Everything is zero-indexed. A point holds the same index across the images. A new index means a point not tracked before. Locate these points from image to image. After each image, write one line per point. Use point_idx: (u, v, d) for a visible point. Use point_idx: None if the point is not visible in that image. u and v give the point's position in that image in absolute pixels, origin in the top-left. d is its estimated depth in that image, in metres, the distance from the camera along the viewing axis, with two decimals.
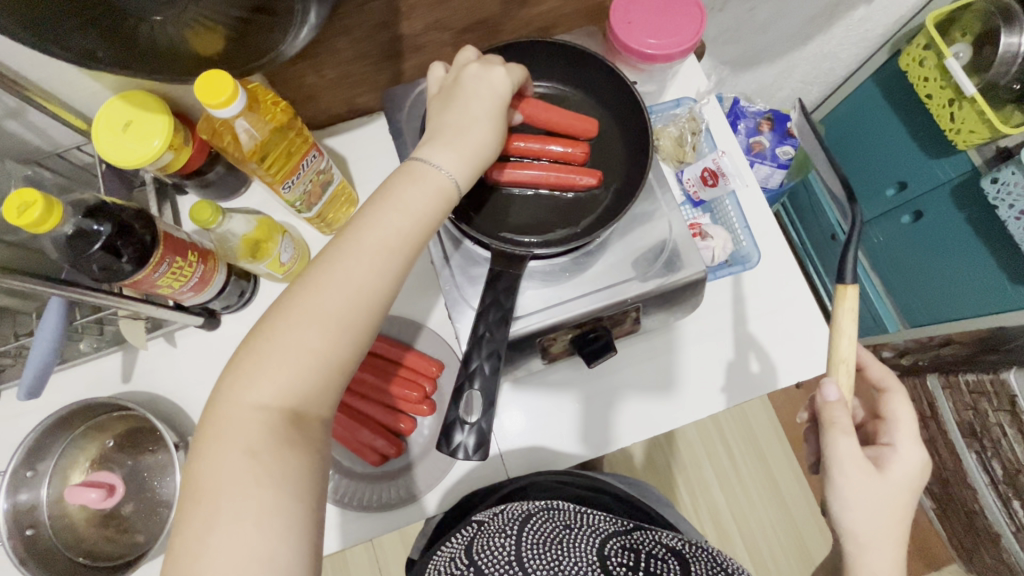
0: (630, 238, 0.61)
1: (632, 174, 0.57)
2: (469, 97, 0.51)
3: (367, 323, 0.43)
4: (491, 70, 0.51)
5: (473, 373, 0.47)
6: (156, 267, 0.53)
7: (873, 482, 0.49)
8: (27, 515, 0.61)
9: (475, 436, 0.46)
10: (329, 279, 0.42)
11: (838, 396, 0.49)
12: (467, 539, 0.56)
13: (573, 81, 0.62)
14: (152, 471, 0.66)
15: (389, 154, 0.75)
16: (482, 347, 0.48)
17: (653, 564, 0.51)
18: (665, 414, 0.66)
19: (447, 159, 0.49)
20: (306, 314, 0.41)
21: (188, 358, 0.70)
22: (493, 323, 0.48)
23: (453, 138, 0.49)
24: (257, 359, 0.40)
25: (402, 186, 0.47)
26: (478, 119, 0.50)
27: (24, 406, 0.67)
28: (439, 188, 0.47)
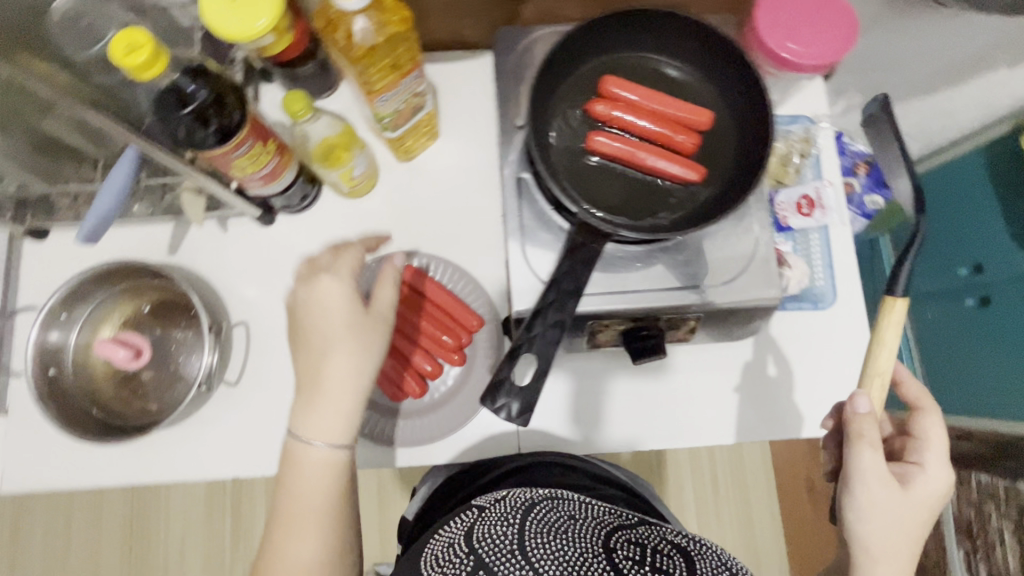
0: (712, 245, 0.58)
1: (739, 181, 0.53)
2: (334, 273, 0.52)
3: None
4: (320, 281, 0.52)
5: (534, 337, 0.44)
6: (237, 147, 0.51)
7: (896, 504, 0.48)
8: (53, 354, 0.62)
9: (521, 401, 0.43)
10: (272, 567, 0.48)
11: (869, 410, 0.50)
12: (466, 525, 0.52)
13: (706, 69, 0.57)
14: (177, 346, 0.66)
15: (480, 94, 0.72)
16: (548, 314, 0.45)
17: (659, 560, 0.49)
18: (670, 416, 0.65)
19: (317, 429, 0.49)
20: (298, 486, 0.49)
21: (236, 246, 0.69)
22: (565, 293, 0.45)
23: (307, 405, 0.50)
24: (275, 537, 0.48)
25: (297, 473, 0.49)
26: (327, 355, 0.51)
27: (71, 248, 0.68)
28: (325, 454, 0.50)
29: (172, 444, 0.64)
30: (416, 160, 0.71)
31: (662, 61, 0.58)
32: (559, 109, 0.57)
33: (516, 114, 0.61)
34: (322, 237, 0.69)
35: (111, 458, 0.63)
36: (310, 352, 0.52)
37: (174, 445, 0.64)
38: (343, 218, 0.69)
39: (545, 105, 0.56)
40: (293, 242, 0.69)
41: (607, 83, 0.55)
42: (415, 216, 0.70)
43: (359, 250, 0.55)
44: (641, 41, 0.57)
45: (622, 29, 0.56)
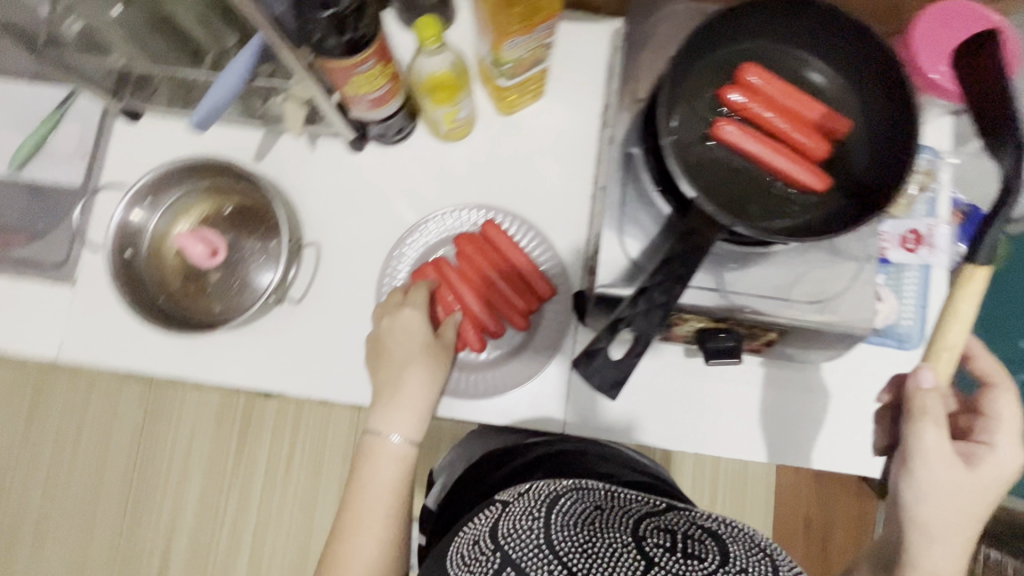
0: (814, 261, 0.55)
1: (864, 200, 0.50)
2: (400, 347, 0.58)
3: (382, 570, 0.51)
4: (402, 313, 0.58)
5: (637, 313, 0.42)
6: (361, 63, 0.50)
7: (959, 481, 0.47)
8: (132, 236, 0.63)
9: (614, 375, 0.42)
10: (341, 554, 0.50)
11: (933, 383, 0.47)
12: (491, 520, 0.50)
13: (853, 77, 0.54)
14: (249, 254, 0.66)
15: (594, 62, 0.69)
16: (658, 291, 0.43)
17: (691, 547, 0.45)
18: (701, 416, 0.65)
19: (396, 424, 0.54)
20: (374, 472, 0.53)
21: (321, 166, 0.68)
22: (676, 274, 0.43)
23: (385, 408, 0.55)
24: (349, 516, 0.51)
25: (372, 465, 0.53)
26: (408, 367, 0.56)
27: (162, 136, 0.68)
28: (400, 449, 0.54)
29: (230, 347, 0.65)
30: (515, 116, 0.69)
31: (806, 60, 0.55)
32: (689, 90, 0.54)
33: (639, 88, 0.58)
34: (408, 174, 0.68)
35: (169, 349, 0.65)
36: (391, 366, 0.57)
37: (231, 349, 0.65)
38: (432, 160, 0.68)
39: (679, 82, 0.53)
40: (378, 174, 0.68)
41: (745, 70, 0.52)
42: (504, 173, 0.68)
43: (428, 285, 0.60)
44: (789, 34, 0.54)
45: (775, 17, 0.53)
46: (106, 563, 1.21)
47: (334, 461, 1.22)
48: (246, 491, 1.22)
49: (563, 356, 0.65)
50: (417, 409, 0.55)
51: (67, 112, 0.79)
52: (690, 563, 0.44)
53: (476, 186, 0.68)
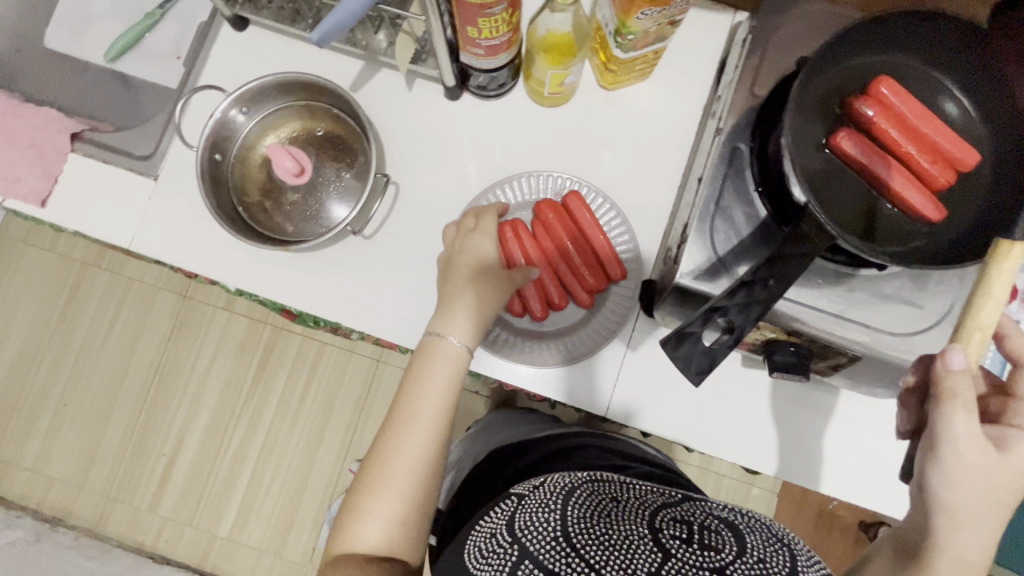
0: (909, 293, 0.53)
1: (978, 241, 0.48)
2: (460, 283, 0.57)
3: (428, 467, 0.50)
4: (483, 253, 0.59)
5: (736, 302, 0.42)
6: (493, 6, 0.49)
7: (989, 466, 0.45)
8: (223, 140, 0.63)
9: (704, 359, 0.42)
10: (392, 442, 0.50)
11: (964, 365, 0.44)
12: (507, 514, 0.47)
13: (994, 110, 0.51)
14: (331, 180, 0.66)
15: (708, 53, 0.67)
16: (764, 285, 0.42)
17: (708, 538, 0.42)
18: (725, 423, 0.65)
19: (455, 326, 0.55)
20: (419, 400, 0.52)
21: (413, 107, 0.68)
22: (785, 269, 0.42)
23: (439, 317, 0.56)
24: (389, 440, 0.50)
25: (428, 363, 0.54)
26: (467, 287, 0.57)
27: (266, 49, 0.68)
28: (456, 351, 0.54)
29: (294, 267, 0.65)
30: (617, 93, 0.67)
31: (947, 86, 0.52)
32: (815, 95, 0.52)
33: (758, 83, 0.56)
34: (497, 130, 0.67)
35: (235, 257, 0.65)
36: (451, 288, 0.57)
37: (295, 269, 0.66)
38: (523, 122, 0.67)
39: (807, 84, 0.51)
40: (469, 126, 0.67)
41: (881, 83, 0.49)
42: (593, 149, 0.67)
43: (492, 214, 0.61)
44: (932, 53, 0.52)
45: (925, 33, 0.50)
46: (116, 454, 1.25)
47: (348, 403, 1.24)
48: (258, 415, 1.24)
49: (619, 340, 0.64)
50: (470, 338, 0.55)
51: (171, 11, 0.80)
52: (708, 554, 0.41)
53: (563, 156, 0.67)
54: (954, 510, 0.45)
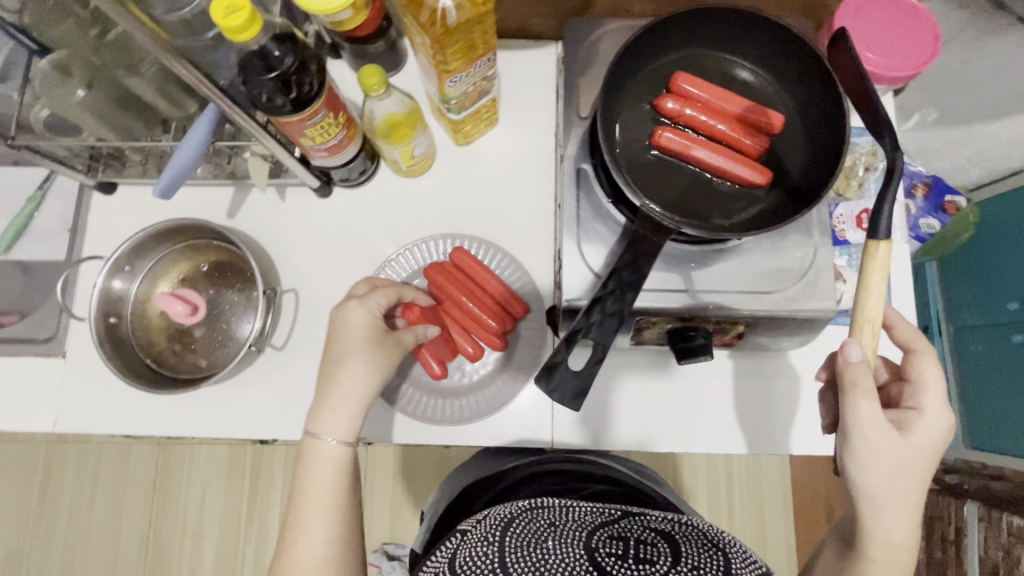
0: (766, 253, 0.58)
1: (804, 190, 0.53)
2: (336, 360, 0.56)
3: (332, 560, 0.52)
4: (352, 314, 0.57)
5: (592, 323, 0.45)
6: (310, 116, 0.52)
7: (896, 450, 0.48)
8: (115, 303, 0.65)
9: (574, 387, 0.44)
10: (292, 544, 0.52)
11: (861, 358, 0.47)
12: (449, 551, 0.50)
13: (783, 72, 0.56)
14: (231, 306, 0.68)
15: (543, 86, 0.72)
16: (609, 302, 0.45)
17: (642, 552, 0.47)
18: (682, 418, 0.66)
19: (327, 426, 0.54)
20: (309, 503, 0.53)
21: (292, 214, 0.70)
22: (626, 284, 0.46)
23: (322, 408, 0.55)
24: (288, 548, 0.52)
25: (313, 462, 0.54)
26: (344, 361, 0.56)
27: (140, 204, 0.70)
28: (334, 451, 0.54)
29: (217, 400, 0.66)
30: (473, 145, 0.71)
31: (735, 62, 0.58)
32: (627, 104, 0.56)
33: (582, 106, 0.60)
34: (374, 213, 0.70)
35: (161, 407, 0.66)
36: (334, 359, 0.57)
37: (218, 401, 0.66)
38: (397, 196, 0.71)
39: (615, 98, 0.56)
40: (351, 217, 0.70)
41: (678, 79, 0.54)
42: (469, 202, 0.70)
43: (397, 288, 0.60)
44: (713, 39, 0.57)
45: (699, 26, 0.55)
46: None
47: None
48: (261, 543, 1.21)
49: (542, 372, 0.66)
50: (350, 418, 0.55)
51: (51, 189, 0.80)
52: (642, 568, 0.45)
53: (444, 217, 0.70)
54: (873, 494, 0.49)
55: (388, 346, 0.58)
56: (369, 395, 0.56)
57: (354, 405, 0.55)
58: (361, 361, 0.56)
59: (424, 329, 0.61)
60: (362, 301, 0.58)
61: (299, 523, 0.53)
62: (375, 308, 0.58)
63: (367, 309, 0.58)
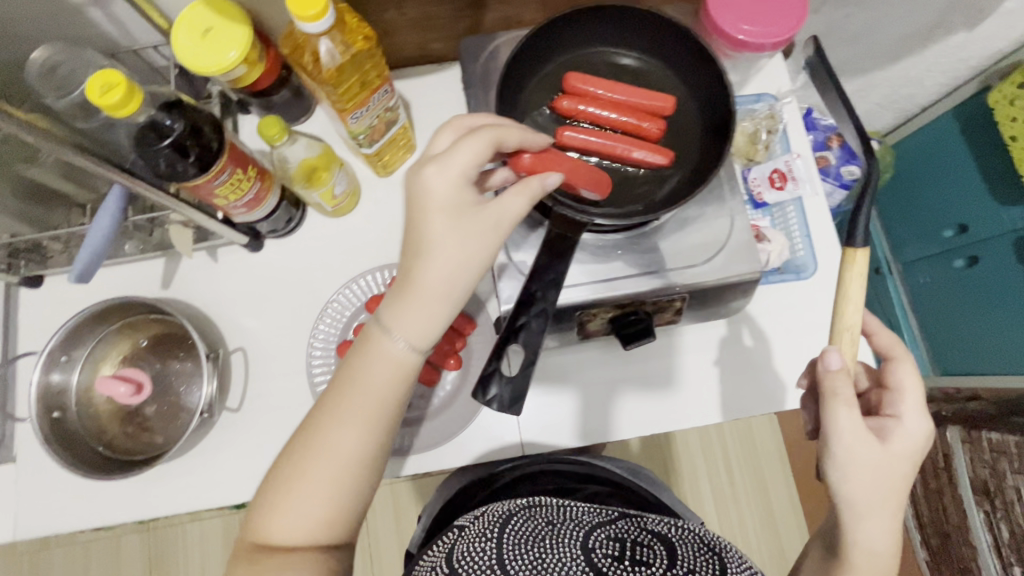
0: (684, 228, 0.59)
1: (705, 162, 0.56)
2: (420, 226, 0.44)
3: (358, 469, 0.42)
4: (433, 179, 0.43)
5: (519, 328, 0.46)
6: (217, 175, 0.52)
7: (875, 460, 0.46)
8: (57, 396, 0.64)
9: (511, 390, 0.45)
10: (317, 440, 0.42)
11: (840, 365, 0.48)
12: (447, 546, 0.49)
13: (665, 56, 0.60)
14: (178, 376, 0.67)
15: (453, 106, 0.73)
16: (531, 307, 0.47)
17: (639, 553, 0.45)
18: (657, 402, 0.66)
19: (406, 324, 0.43)
20: (342, 414, 0.42)
21: (227, 274, 0.70)
22: (547, 284, 0.47)
23: (400, 291, 0.44)
24: (301, 457, 0.42)
25: (369, 361, 0.43)
26: (427, 252, 0.43)
27: (69, 292, 0.69)
28: (402, 355, 0.43)
29: (178, 475, 0.65)
30: (395, 174, 0.72)
31: (619, 52, 0.61)
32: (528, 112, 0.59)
33: None
34: (308, 258, 0.70)
35: (123, 494, 0.64)
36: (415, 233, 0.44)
37: (179, 477, 0.65)
38: (330, 236, 0.71)
39: (512, 107, 0.58)
40: (286, 266, 0.70)
41: (570, 79, 0.56)
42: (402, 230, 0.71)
43: (495, 134, 0.43)
44: (596, 36, 0.60)
45: (578, 27, 0.58)
46: None
47: None
48: None
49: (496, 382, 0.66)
50: (429, 316, 0.43)
51: None
52: (639, 569, 0.44)
53: (378, 249, 0.71)
54: (854, 504, 0.46)
55: (477, 230, 0.43)
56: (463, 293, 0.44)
57: (442, 296, 0.43)
58: (449, 250, 0.43)
59: (540, 183, 0.45)
60: (442, 163, 0.43)
61: (322, 435, 0.42)
62: (465, 167, 0.43)
63: (448, 177, 0.43)
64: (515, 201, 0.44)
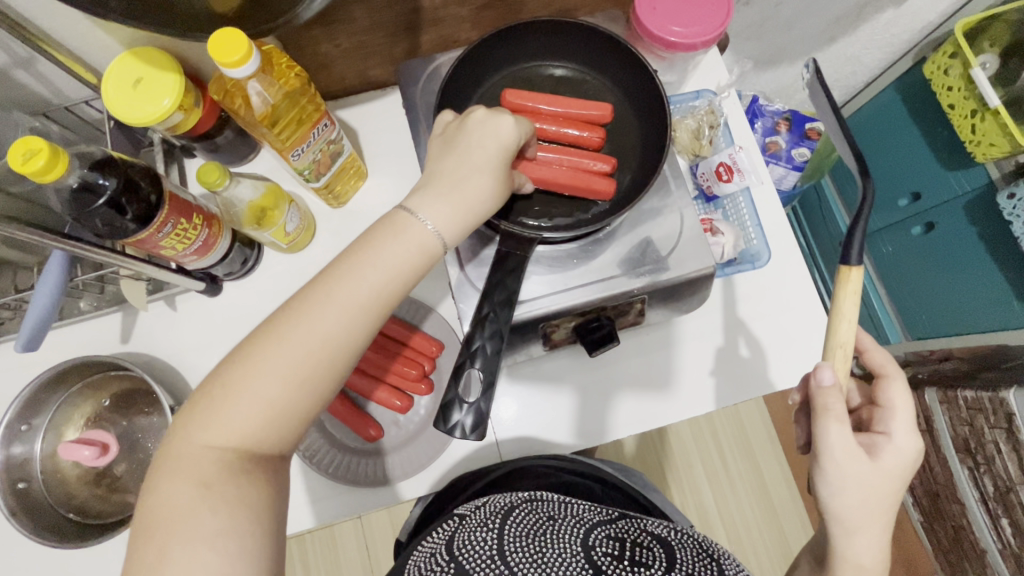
0: (642, 229, 0.60)
1: (645, 164, 0.57)
2: (472, 143, 0.48)
3: (340, 357, 0.41)
4: (499, 120, 0.48)
5: (475, 352, 0.47)
6: (160, 227, 0.52)
7: (865, 477, 0.47)
8: (21, 468, 0.62)
9: (473, 416, 0.46)
10: (302, 316, 0.40)
11: (833, 381, 0.47)
12: (447, 534, 0.49)
13: (596, 65, 0.61)
14: (146, 432, 0.66)
15: (400, 130, 0.73)
16: (485, 328, 0.47)
17: (639, 553, 0.46)
18: (646, 402, 0.66)
19: (434, 213, 0.46)
20: (339, 294, 0.42)
21: (187, 322, 0.69)
22: (498, 304, 0.48)
23: (440, 189, 0.47)
24: (290, 325, 0.40)
25: (386, 242, 0.44)
26: (477, 171, 0.47)
27: (22, 359, 0.67)
28: (411, 253, 0.44)
29: None
30: (348, 204, 0.72)
31: (552, 64, 0.62)
32: None
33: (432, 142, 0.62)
34: (269, 296, 0.70)
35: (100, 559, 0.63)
36: (462, 154, 0.48)
37: None
38: (290, 273, 0.70)
39: None
40: (247, 307, 0.69)
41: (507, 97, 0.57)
42: None
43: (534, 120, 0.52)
44: (527, 52, 0.61)
45: (509, 45, 0.59)
46: None
47: None
48: None
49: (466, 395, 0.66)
50: (448, 222, 0.46)
51: None
52: (638, 569, 0.44)
53: None
54: (842, 517, 0.47)
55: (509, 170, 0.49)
56: (479, 214, 0.48)
57: (465, 207, 0.47)
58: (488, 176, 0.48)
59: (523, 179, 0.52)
60: (519, 120, 0.50)
61: (320, 305, 0.41)
62: (523, 132, 0.50)
63: (517, 131, 0.49)
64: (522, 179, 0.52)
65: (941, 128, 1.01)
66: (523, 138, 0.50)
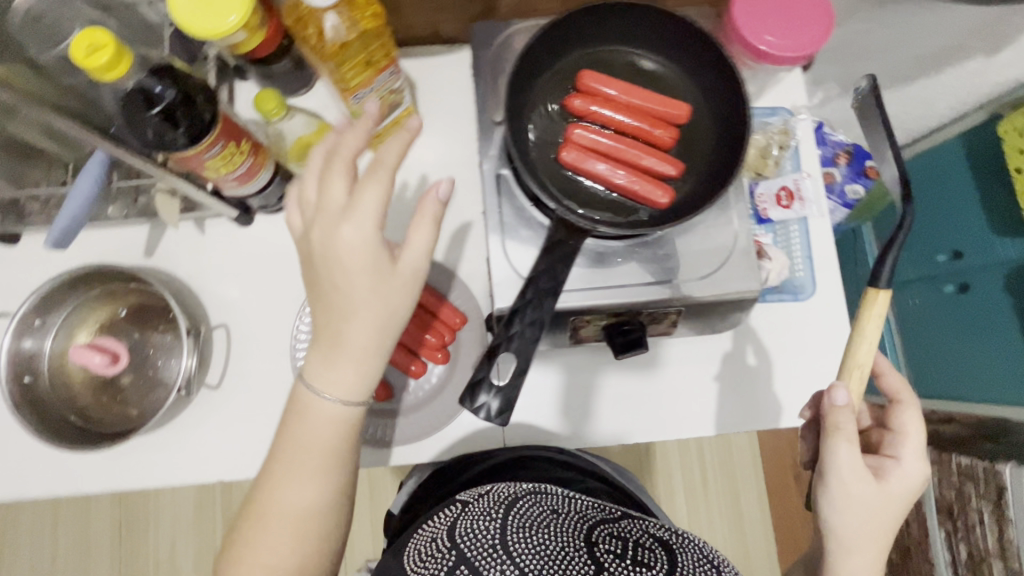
0: (694, 239, 0.58)
1: (713, 174, 0.55)
2: (346, 242, 0.46)
3: (333, 457, 0.48)
4: (360, 204, 0.45)
5: (513, 336, 0.46)
6: (208, 148, 0.50)
7: (868, 529, 0.46)
8: (29, 361, 0.62)
9: (501, 401, 0.45)
10: (297, 431, 0.47)
11: (847, 401, 0.46)
12: (450, 520, 0.48)
13: (682, 62, 0.58)
14: (157, 349, 0.65)
15: (460, 91, 0.71)
16: (527, 312, 0.46)
17: (641, 554, 0.45)
18: (646, 399, 0.66)
19: (352, 335, 0.47)
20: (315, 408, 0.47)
21: (213, 247, 0.68)
22: (543, 291, 0.46)
23: (336, 300, 0.46)
24: (290, 434, 0.47)
25: (332, 367, 0.47)
26: (349, 271, 0.46)
27: (46, 253, 0.66)
28: (336, 411, 0.47)
29: (151, 449, 0.63)
30: None
31: (637, 53, 0.59)
32: (535, 107, 0.57)
33: (493, 110, 0.59)
34: None
35: (93, 464, 0.63)
36: (338, 256, 0.46)
37: (153, 451, 0.63)
38: None
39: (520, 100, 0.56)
40: (275, 242, 0.68)
41: (584, 79, 0.55)
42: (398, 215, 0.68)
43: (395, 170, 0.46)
44: (614, 35, 0.58)
45: (597, 23, 0.56)
46: None
47: None
48: None
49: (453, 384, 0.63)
50: (381, 326, 0.47)
51: None
52: (640, 569, 0.43)
53: None
54: (841, 537, 0.47)
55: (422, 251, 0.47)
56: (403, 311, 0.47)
57: (386, 311, 0.46)
58: (381, 284, 0.46)
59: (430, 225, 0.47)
60: (373, 193, 0.45)
61: (303, 424, 0.47)
62: (379, 210, 0.46)
63: (374, 216, 0.45)
64: (425, 235, 0.47)
65: (1000, 190, 0.98)
66: (383, 213, 0.46)
